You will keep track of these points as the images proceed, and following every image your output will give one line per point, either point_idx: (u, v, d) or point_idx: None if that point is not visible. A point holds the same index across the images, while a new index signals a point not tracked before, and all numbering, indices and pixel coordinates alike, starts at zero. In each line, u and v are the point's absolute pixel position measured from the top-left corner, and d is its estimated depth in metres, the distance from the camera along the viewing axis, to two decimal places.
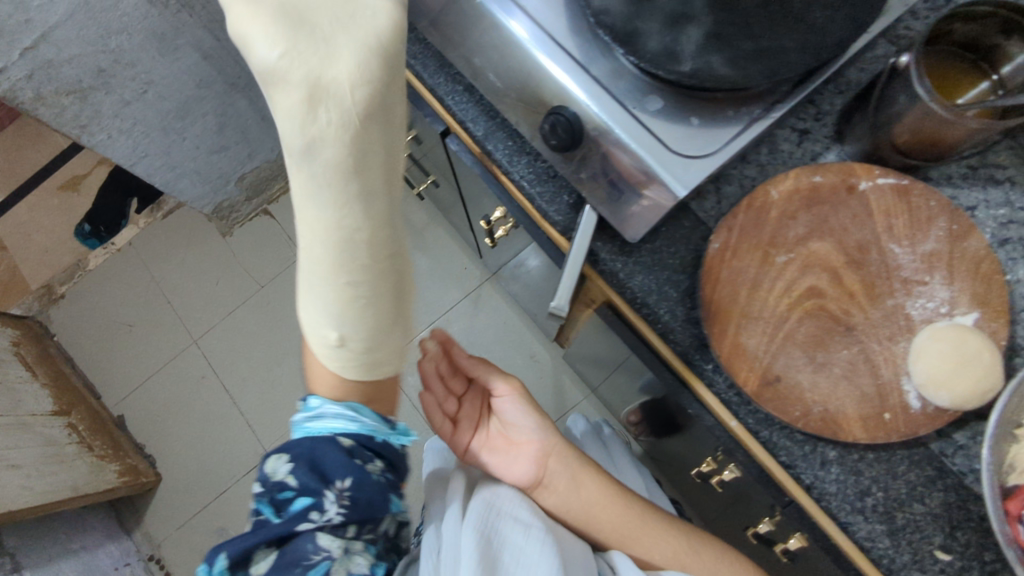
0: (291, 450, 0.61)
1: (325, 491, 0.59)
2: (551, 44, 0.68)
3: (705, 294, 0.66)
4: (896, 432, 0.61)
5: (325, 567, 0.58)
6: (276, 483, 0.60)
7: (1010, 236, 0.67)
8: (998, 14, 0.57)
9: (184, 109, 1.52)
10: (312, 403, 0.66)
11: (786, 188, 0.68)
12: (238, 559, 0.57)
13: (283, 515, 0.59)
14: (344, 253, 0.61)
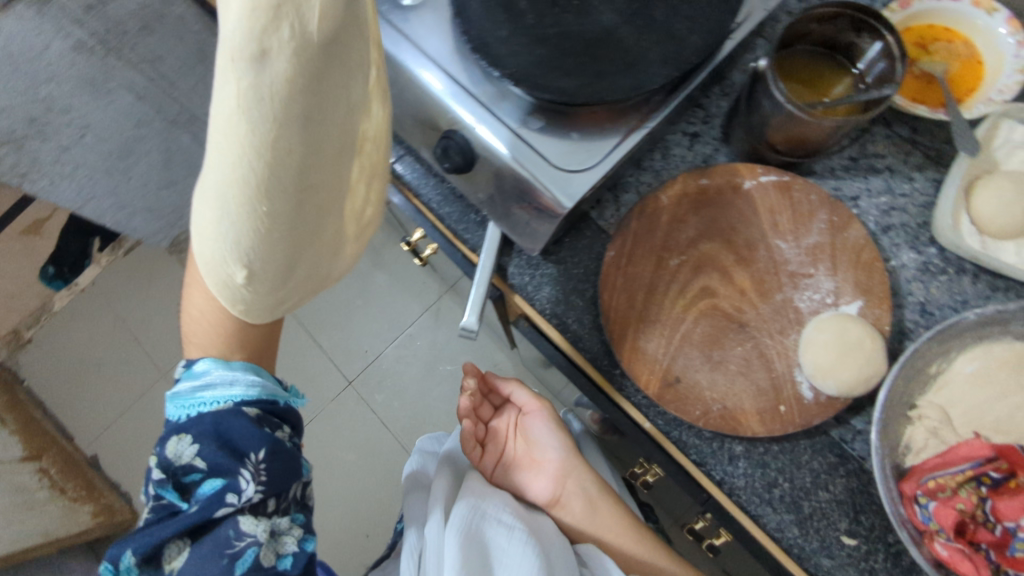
0: (193, 430, 0.66)
1: (239, 471, 0.64)
2: (433, 64, 0.68)
3: (603, 300, 0.67)
4: (792, 424, 0.62)
5: (253, 553, 0.63)
6: (183, 465, 0.65)
7: (893, 223, 0.70)
8: (847, 17, 0.61)
9: (126, 150, 1.48)
10: (195, 364, 0.68)
11: (675, 192, 0.70)
12: (155, 551, 0.62)
13: (195, 497, 0.64)
14: (266, 176, 0.42)
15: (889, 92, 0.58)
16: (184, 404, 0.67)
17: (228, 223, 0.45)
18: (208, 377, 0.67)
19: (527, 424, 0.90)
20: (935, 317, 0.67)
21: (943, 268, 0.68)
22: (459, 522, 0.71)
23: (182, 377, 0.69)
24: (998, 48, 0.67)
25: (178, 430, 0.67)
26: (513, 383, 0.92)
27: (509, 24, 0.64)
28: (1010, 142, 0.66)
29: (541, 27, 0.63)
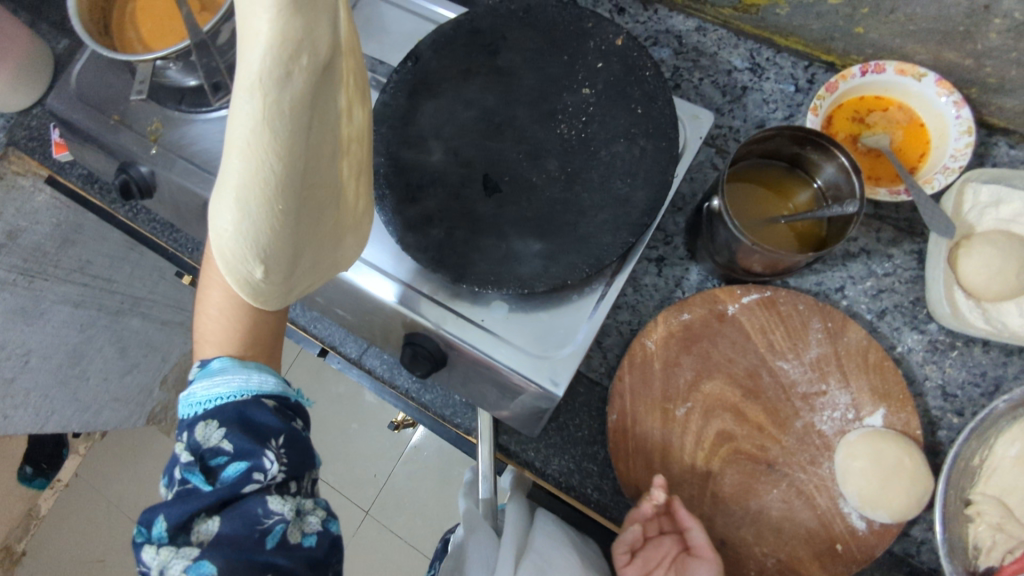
0: (218, 416, 0.51)
1: (263, 449, 0.50)
2: (371, 270, 0.62)
3: (620, 472, 0.62)
4: (854, 562, 0.58)
5: (281, 532, 0.49)
6: (208, 445, 0.50)
7: (886, 306, 0.67)
8: (787, 135, 0.60)
9: (77, 353, 1.15)
10: (212, 363, 0.54)
11: (660, 335, 0.65)
12: (180, 503, 0.49)
13: (215, 479, 0.50)
14: (284, 173, 0.42)
15: (851, 208, 0.55)
16: (198, 400, 0.52)
17: (247, 220, 0.42)
18: (224, 383, 0.52)
19: (682, 570, 0.58)
20: (959, 397, 0.64)
21: (951, 343, 0.65)
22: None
23: (198, 382, 0.53)
24: (936, 112, 0.66)
25: (193, 424, 0.52)
26: (691, 516, 0.59)
27: (452, 220, 0.59)
28: (978, 204, 0.64)
29: (484, 216, 0.59)
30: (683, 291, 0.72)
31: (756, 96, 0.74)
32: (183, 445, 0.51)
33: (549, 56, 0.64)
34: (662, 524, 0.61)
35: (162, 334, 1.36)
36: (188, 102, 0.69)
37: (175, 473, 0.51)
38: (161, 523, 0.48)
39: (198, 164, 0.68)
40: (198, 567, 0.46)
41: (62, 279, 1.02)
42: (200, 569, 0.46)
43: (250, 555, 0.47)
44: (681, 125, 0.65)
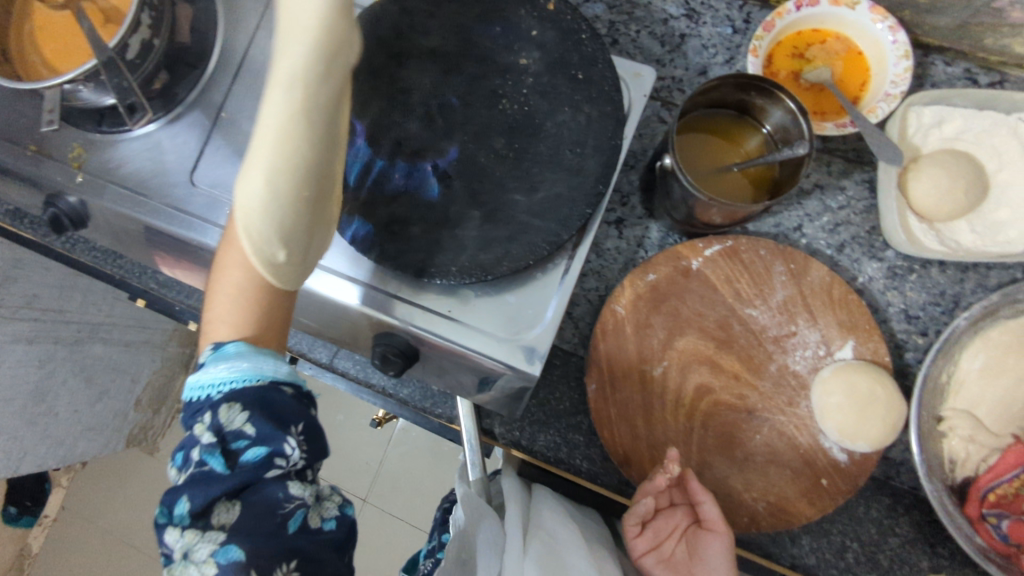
0: (240, 398, 0.47)
1: (286, 434, 0.47)
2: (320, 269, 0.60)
3: (606, 442, 0.63)
4: (840, 494, 0.60)
5: (303, 517, 0.47)
6: (229, 428, 0.46)
7: (844, 238, 0.67)
8: (731, 81, 0.59)
9: (42, 390, 1.09)
10: (225, 345, 0.48)
11: (628, 298, 0.64)
12: (199, 485, 0.45)
13: (235, 462, 0.46)
14: (314, 158, 0.40)
15: (801, 151, 0.55)
16: (211, 383, 0.47)
17: (275, 203, 0.40)
18: (243, 366, 0.47)
19: (694, 540, 0.60)
20: (922, 319, 0.65)
21: (909, 267, 0.66)
22: (539, 552, 0.53)
23: (210, 364, 0.48)
24: (873, 38, 0.66)
25: (208, 404, 0.47)
26: (704, 489, 0.59)
27: (404, 214, 0.57)
28: (922, 126, 0.65)
29: (437, 205, 0.58)
30: (646, 250, 0.71)
31: (695, 42, 0.72)
32: (196, 425, 0.47)
33: (480, 27, 0.61)
34: (673, 496, 0.64)
35: (128, 356, 1.27)
36: (107, 122, 0.65)
37: (186, 452, 0.47)
38: (183, 506, 0.44)
39: (130, 187, 0.64)
40: (226, 552, 0.43)
41: (10, 318, 0.96)
42: (227, 556, 0.43)
43: (276, 541, 0.45)
44: (624, 84, 0.63)
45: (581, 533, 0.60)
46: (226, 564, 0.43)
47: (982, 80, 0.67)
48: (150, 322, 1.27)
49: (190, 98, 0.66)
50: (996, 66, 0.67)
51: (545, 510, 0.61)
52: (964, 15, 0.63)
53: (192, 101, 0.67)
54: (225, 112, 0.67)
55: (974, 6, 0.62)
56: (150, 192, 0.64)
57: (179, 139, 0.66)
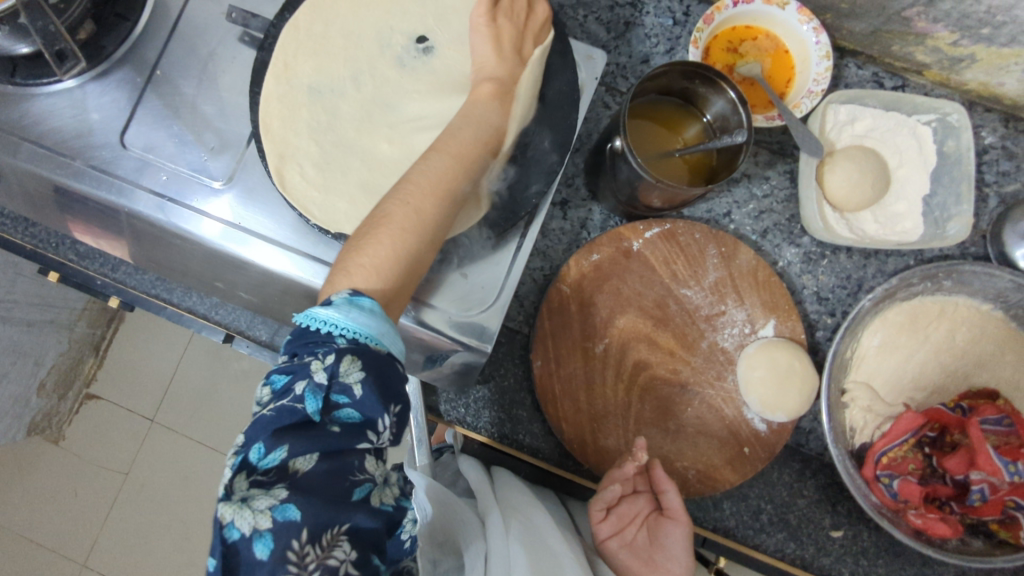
0: (363, 356, 0.43)
1: (386, 407, 0.43)
2: (255, 238, 0.62)
3: (550, 414, 0.66)
4: (760, 461, 0.65)
5: (369, 491, 0.42)
6: (340, 381, 0.42)
7: (767, 225, 0.73)
8: (675, 69, 0.62)
9: None
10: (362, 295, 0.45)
11: (573, 277, 0.68)
12: (294, 430, 0.40)
13: (328, 417, 0.42)
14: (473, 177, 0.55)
15: (739, 139, 0.58)
16: (340, 327, 0.43)
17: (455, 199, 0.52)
18: (373, 327, 0.44)
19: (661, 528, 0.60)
20: (831, 300, 0.71)
21: (822, 253, 0.72)
22: (520, 532, 0.50)
23: (345, 306, 0.44)
24: (799, 38, 0.70)
25: (325, 343, 0.43)
26: (669, 479, 0.62)
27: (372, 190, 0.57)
28: (838, 123, 0.71)
29: None
30: (589, 232, 0.74)
31: (639, 31, 0.75)
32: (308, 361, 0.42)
33: None
34: (638, 483, 0.63)
35: (30, 334, 1.13)
36: (21, 73, 0.61)
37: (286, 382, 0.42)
38: (273, 449, 0.39)
39: (47, 146, 0.62)
40: (285, 510, 0.37)
41: None
42: (286, 514, 0.37)
43: (342, 511, 0.40)
44: (577, 66, 0.65)
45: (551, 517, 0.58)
46: (284, 523, 0.37)
47: (887, 84, 0.74)
48: (56, 301, 1.17)
49: (119, 52, 0.63)
50: (900, 71, 0.74)
51: (512, 493, 0.59)
52: (877, 22, 0.68)
53: (121, 56, 0.63)
54: (159, 69, 0.64)
55: (886, 15, 0.66)
56: (72, 153, 0.62)
57: (106, 96, 0.63)
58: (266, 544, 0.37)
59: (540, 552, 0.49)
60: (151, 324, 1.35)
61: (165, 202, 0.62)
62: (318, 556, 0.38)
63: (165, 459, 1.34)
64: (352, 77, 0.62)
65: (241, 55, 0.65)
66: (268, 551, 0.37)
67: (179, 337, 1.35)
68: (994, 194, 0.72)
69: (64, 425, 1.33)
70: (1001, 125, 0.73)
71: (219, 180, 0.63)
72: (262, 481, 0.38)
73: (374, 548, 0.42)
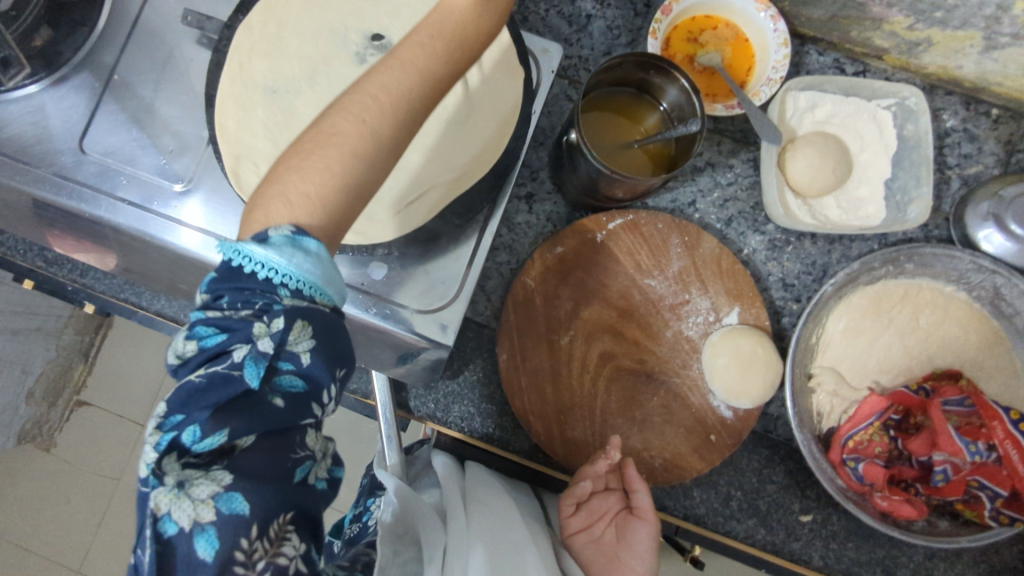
0: (311, 320, 0.40)
1: (334, 375, 0.41)
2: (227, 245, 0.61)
3: (517, 408, 0.66)
4: (726, 448, 0.66)
5: (308, 469, 0.42)
6: (287, 348, 0.39)
7: (732, 213, 0.73)
8: (629, 60, 0.62)
9: None
10: (308, 237, 0.38)
11: (538, 271, 0.68)
12: (233, 406, 0.37)
13: (271, 386, 0.39)
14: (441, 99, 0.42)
15: (693, 127, 0.59)
16: (283, 273, 0.38)
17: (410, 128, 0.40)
18: (319, 275, 0.39)
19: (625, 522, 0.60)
20: (797, 286, 0.72)
21: (786, 240, 0.72)
22: (480, 523, 0.51)
23: (287, 248, 0.38)
24: (758, 26, 0.71)
25: (266, 295, 0.39)
26: (640, 478, 0.61)
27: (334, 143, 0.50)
28: (798, 110, 0.71)
29: None
30: (555, 224, 0.74)
31: (600, 23, 0.75)
32: (250, 320, 0.38)
33: None
34: (611, 481, 0.64)
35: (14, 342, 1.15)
36: None
37: (219, 340, 0.39)
38: (211, 433, 0.36)
39: (8, 154, 0.62)
40: (230, 501, 0.37)
41: None
42: (232, 506, 0.37)
43: (286, 493, 0.40)
44: (533, 59, 0.65)
45: (519, 509, 0.59)
46: (230, 516, 0.37)
47: (847, 69, 0.74)
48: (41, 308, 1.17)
49: (76, 58, 0.64)
50: (860, 56, 0.74)
51: (479, 486, 0.60)
52: (833, 9, 0.68)
53: (79, 62, 0.64)
54: (117, 74, 0.65)
55: (841, 0, 0.66)
56: (33, 160, 0.62)
57: (64, 102, 0.64)
58: (210, 540, 0.36)
59: (501, 544, 0.49)
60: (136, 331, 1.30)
61: (125, 206, 0.62)
62: (266, 551, 0.38)
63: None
64: (309, 76, 0.63)
65: (199, 58, 0.66)
66: (212, 549, 0.36)
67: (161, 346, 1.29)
68: (956, 177, 0.72)
69: (55, 433, 1.32)
70: (963, 108, 0.73)
71: (179, 182, 0.63)
72: (197, 463, 0.37)
73: (315, 531, 0.42)
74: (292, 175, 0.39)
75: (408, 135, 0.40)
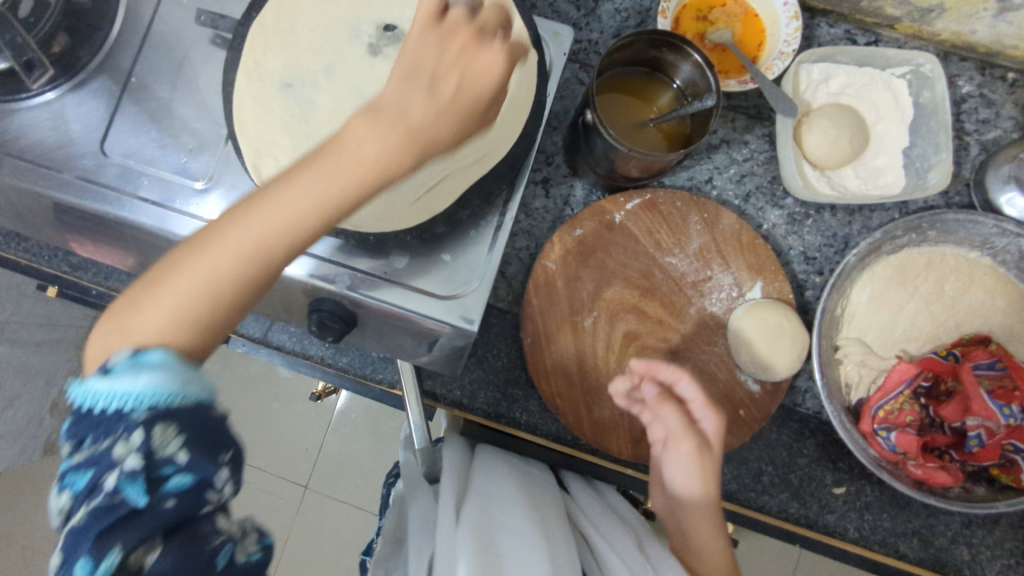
0: (175, 418, 0.38)
1: (218, 462, 0.40)
2: None
3: (543, 391, 0.66)
4: (755, 422, 0.65)
5: (231, 555, 0.40)
6: (157, 454, 0.37)
7: (749, 188, 0.73)
8: (641, 38, 0.62)
9: None
10: (148, 351, 0.40)
11: (558, 253, 0.68)
12: (123, 525, 0.36)
13: (159, 494, 0.38)
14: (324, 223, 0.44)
15: (709, 102, 0.59)
16: (125, 397, 0.38)
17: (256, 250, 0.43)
18: (174, 381, 0.39)
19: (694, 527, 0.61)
20: (818, 259, 0.71)
21: (806, 213, 0.72)
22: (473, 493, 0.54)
23: (132, 368, 0.39)
24: (768, 1, 0.71)
25: (121, 420, 0.37)
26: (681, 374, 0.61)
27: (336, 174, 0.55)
28: (812, 82, 0.71)
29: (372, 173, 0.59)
30: (572, 208, 0.75)
31: (608, 7, 0.76)
32: (111, 447, 0.37)
33: None
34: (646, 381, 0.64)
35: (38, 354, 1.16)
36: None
37: (87, 478, 0.37)
38: (104, 557, 0.35)
39: (30, 159, 0.62)
40: None
41: None
42: None
43: None
44: (544, 43, 0.65)
45: (526, 481, 0.62)
46: None
47: (859, 41, 0.74)
48: (61, 320, 1.18)
49: (94, 63, 0.65)
50: (872, 27, 0.73)
51: (486, 464, 0.63)
52: None
53: (97, 67, 0.65)
54: (134, 77, 0.66)
55: None
56: (56, 164, 0.62)
57: (84, 106, 0.65)
58: None
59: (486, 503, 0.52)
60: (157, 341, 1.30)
61: (147, 205, 0.62)
62: None
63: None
64: (324, 68, 0.63)
65: (214, 57, 0.67)
66: None
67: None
68: (975, 142, 0.71)
69: None
70: (978, 74, 0.72)
71: (201, 180, 0.64)
72: None
73: None
74: (181, 273, 0.42)
75: (305, 239, 0.43)
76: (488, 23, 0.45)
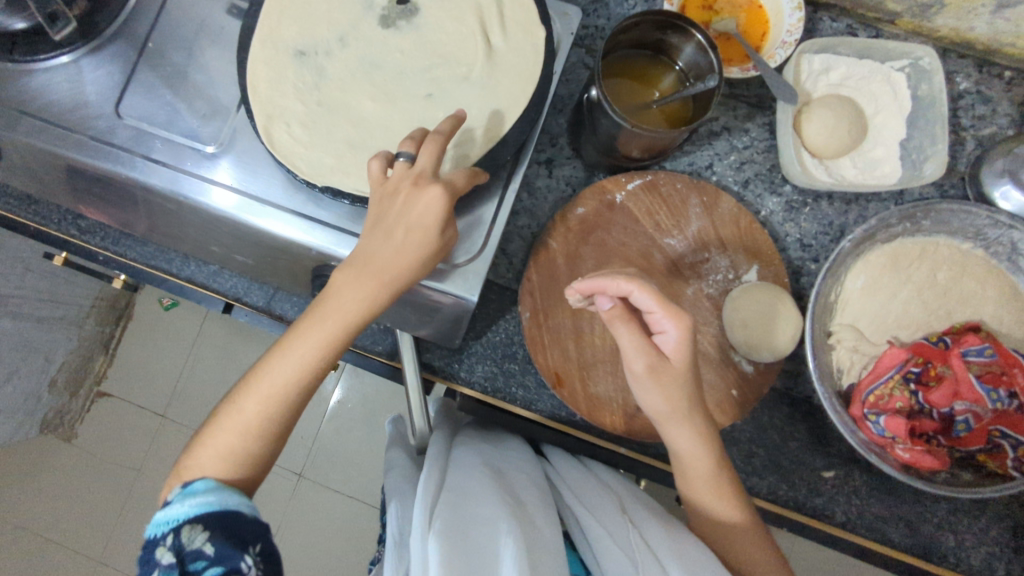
0: (203, 520, 0.46)
1: (242, 551, 0.46)
2: (259, 203, 0.63)
3: (540, 364, 0.67)
4: (748, 402, 0.66)
5: None
6: (186, 550, 0.45)
7: (748, 175, 0.74)
8: (646, 19, 0.63)
9: None
10: (193, 482, 0.49)
11: (560, 231, 0.70)
12: None
13: None
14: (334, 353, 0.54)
15: (714, 80, 0.60)
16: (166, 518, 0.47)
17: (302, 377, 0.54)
18: (216, 498, 0.48)
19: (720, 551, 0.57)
20: (814, 247, 0.73)
21: (804, 201, 0.73)
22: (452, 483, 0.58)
23: (178, 497, 0.48)
24: None
25: (159, 538, 0.46)
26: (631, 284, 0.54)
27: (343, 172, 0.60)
28: (813, 72, 0.72)
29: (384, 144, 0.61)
30: (574, 189, 0.77)
31: None
32: (152, 551, 0.46)
33: None
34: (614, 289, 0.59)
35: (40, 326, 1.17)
36: (19, 50, 0.64)
37: None
38: None
39: (45, 118, 0.64)
40: None
41: None
42: None
43: None
44: (552, 21, 0.66)
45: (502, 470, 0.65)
46: None
47: (860, 35, 0.75)
48: (65, 293, 1.19)
49: (112, 27, 0.66)
50: (872, 22, 0.75)
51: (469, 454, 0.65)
52: None
53: (114, 32, 0.66)
54: (152, 42, 0.67)
55: None
56: (72, 124, 0.64)
57: (99, 70, 0.65)
58: None
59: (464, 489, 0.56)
60: (160, 322, 1.38)
61: (160, 168, 0.63)
62: None
63: (173, 451, 1.35)
64: (338, 41, 0.65)
65: (229, 26, 0.68)
66: None
67: (186, 333, 1.37)
68: (971, 138, 0.73)
69: (77, 421, 1.35)
70: (975, 71, 0.74)
71: (211, 145, 0.65)
72: None
73: None
74: (224, 426, 0.51)
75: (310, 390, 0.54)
76: (427, 169, 0.52)
